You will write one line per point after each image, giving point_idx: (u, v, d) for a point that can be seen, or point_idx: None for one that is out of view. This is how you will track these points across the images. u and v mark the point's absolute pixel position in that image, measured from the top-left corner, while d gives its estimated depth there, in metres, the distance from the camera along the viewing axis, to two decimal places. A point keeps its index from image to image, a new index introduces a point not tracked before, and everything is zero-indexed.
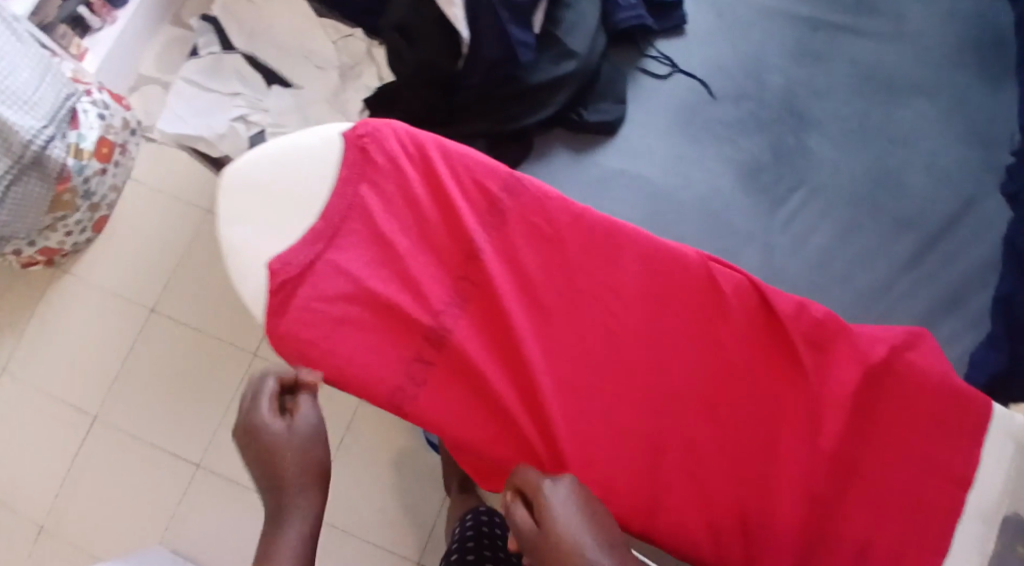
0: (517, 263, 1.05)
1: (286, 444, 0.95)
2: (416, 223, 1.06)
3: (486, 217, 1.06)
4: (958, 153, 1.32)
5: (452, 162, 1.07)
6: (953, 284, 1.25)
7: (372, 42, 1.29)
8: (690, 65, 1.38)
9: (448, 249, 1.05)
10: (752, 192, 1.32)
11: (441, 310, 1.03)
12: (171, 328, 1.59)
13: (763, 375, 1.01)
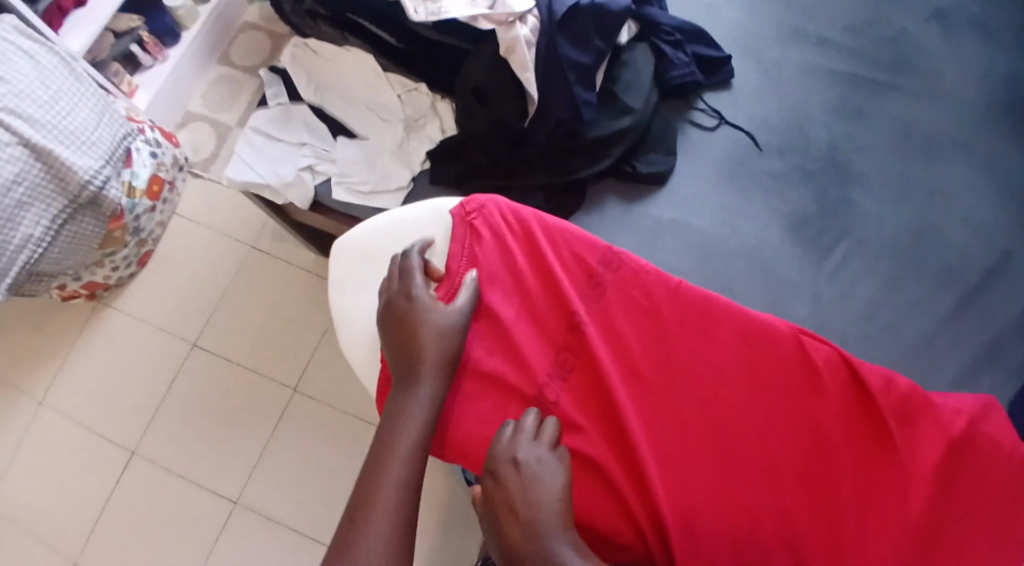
0: (617, 336, 1.08)
1: (435, 325, 1.02)
2: (525, 296, 1.09)
3: (592, 290, 1.09)
4: (995, 207, 1.38)
5: (558, 237, 1.12)
6: (992, 335, 1.31)
7: (435, 95, 1.32)
8: (736, 117, 1.44)
9: (553, 324, 1.08)
10: (800, 243, 1.37)
11: (546, 381, 1.05)
12: (212, 364, 1.58)
13: (852, 445, 1.01)
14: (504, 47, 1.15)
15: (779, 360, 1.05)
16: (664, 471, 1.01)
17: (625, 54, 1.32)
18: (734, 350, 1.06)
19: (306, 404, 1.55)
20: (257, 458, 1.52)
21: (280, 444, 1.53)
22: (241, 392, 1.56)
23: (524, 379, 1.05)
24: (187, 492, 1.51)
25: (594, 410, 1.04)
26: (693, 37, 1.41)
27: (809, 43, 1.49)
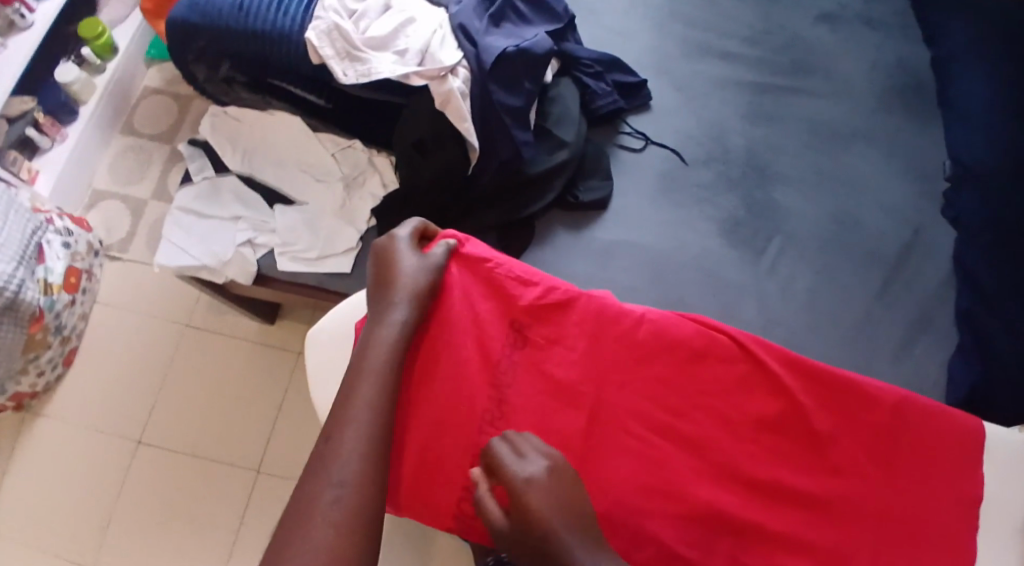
0: (533, 404, 1.04)
1: (415, 270, 1.02)
2: (430, 403, 1.03)
3: (503, 369, 1.05)
4: (902, 187, 1.51)
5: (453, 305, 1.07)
6: (922, 306, 1.41)
7: (371, 149, 1.29)
8: (661, 137, 1.48)
9: (461, 417, 1.03)
10: (737, 245, 1.43)
11: (465, 490, 1.02)
12: (163, 459, 1.49)
13: (784, 462, 1.02)
14: (440, 100, 1.14)
15: (706, 398, 1.04)
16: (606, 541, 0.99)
17: (552, 90, 1.35)
18: (661, 396, 1.04)
19: (271, 483, 1.49)
20: (229, 544, 1.45)
21: (251, 528, 1.46)
22: (201, 482, 1.48)
23: (441, 485, 1.02)
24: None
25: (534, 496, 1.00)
26: (611, 65, 1.43)
27: (714, 58, 1.56)
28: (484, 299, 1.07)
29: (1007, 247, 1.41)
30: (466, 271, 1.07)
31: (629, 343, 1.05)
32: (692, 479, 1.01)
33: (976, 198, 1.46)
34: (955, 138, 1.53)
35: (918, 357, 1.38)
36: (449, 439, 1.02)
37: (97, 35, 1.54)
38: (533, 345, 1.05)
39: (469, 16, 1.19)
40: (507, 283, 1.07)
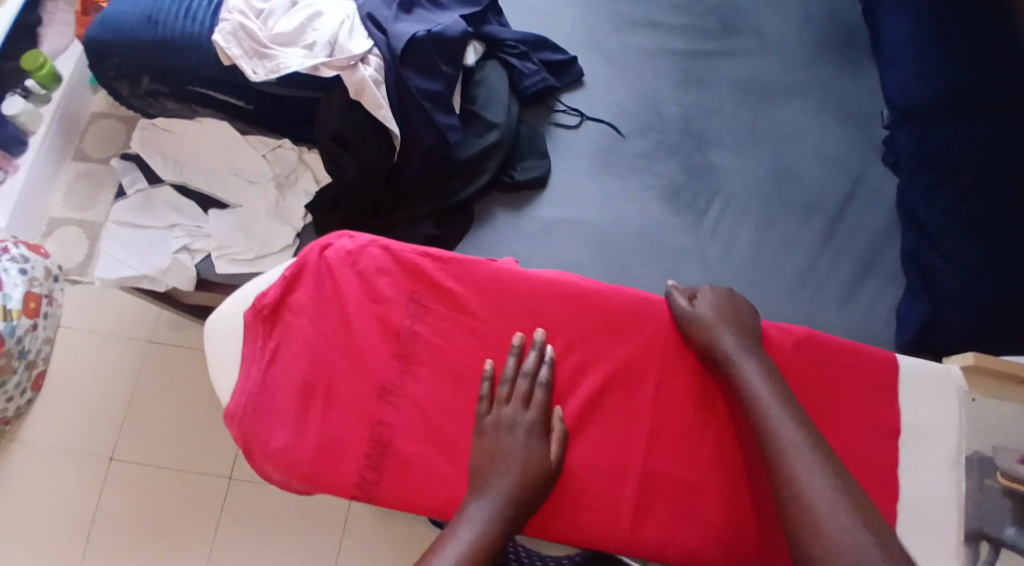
0: (442, 368, 0.99)
1: (520, 438, 0.94)
2: (330, 381, 0.97)
3: (404, 343, 0.99)
4: (840, 136, 1.54)
5: (352, 277, 1.00)
6: (863, 251, 1.46)
7: (299, 147, 1.32)
8: (596, 111, 1.48)
9: (365, 384, 0.97)
10: (678, 211, 1.43)
11: (371, 458, 0.96)
12: (136, 473, 1.51)
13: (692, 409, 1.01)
14: (353, 89, 1.15)
15: (617, 355, 1.01)
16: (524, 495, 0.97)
17: (477, 74, 1.35)
18: (573, 355, 1.01)
19: (245, 489, 1.51)
20: (209, 551, 1.47)
21: (229, 535, 1.48)
22: (176, 494, 1.50)
23: (344, 451, 0.95)
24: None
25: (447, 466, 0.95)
26: (537, 45, 1.44)
27: (644, 29, 1.56)
28: (386, 269, 1.01)
29: (945, 180, 1.43)
30: (362, 246, 1.01)
31: (530, 306, 1.01)
32: (603, 434, 1.00)
33: (911, 138, 1.49)
34: (889, 85, 1.56)
35: (863, 302, 1.42)
36: (348, 406, 0.96)
37: (39, 66, 1.56)
38: (435, 315, 1.00)
39: (378, 6, 1.21)
40: (405, 255, 1.01)
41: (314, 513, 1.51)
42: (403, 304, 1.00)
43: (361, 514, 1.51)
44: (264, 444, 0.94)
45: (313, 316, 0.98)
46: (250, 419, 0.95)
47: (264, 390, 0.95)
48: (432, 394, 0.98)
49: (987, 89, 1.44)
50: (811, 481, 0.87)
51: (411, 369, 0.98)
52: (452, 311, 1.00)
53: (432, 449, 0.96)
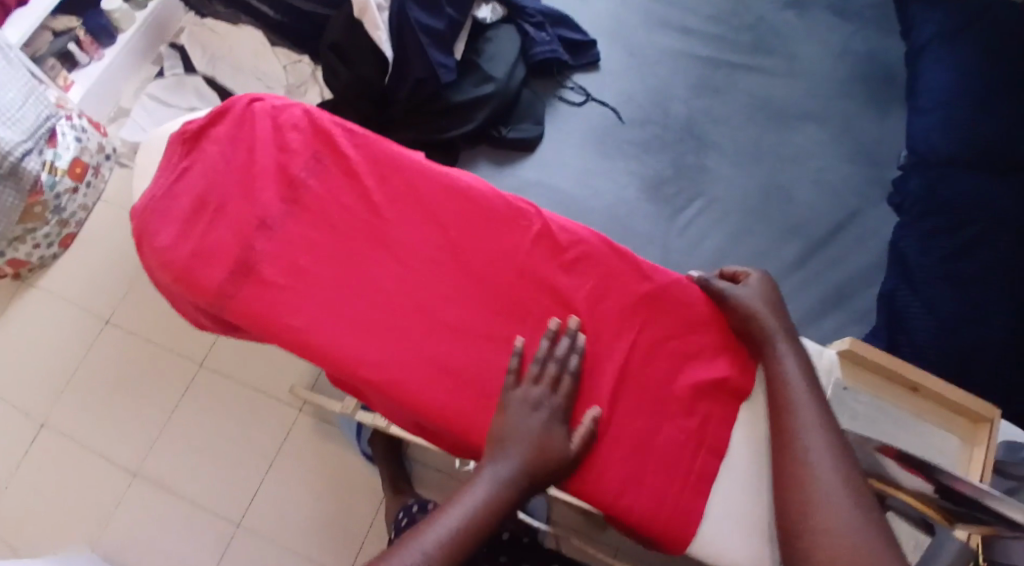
0: (349, 222, 0.89)
1: (540, 430, 0.81)
2: (221, 201, 0.89)
3: (295, 190, 0.90)
4: (846, 170, 1.46)
5: (279, 122, 0.93)
6: (839, 282, 1.37)
7: (315, 66, 1.44)
8: (602, 95, 1.54)
9: (271, 216, 0.88)
10: (654, 202, 1.45)
11: (257, 285, 0.86)
12: (124, 344, 1.49)
13: (613, 341, 0.87)
14: (357, 8, 1.27)
15: (512, 266, 0.89)
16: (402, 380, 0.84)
17: (490, 32, 1.44)
18: (465, 253, 0.89)
19: (209, 378, 1.47)
20: (158, 429, 1.44)
21: (184, 420, 1.45)
22: (151, 367, 1.48)
23: (229, 274, 0.86)
24: (88, 460, 1.43)
25: (305, 319, 0.85)
26: (557, 22, 1.53)
27: (673, 33, 1.58)
28: (312, 123, 0.92)
29: (949, 230, 1.27)
30: (287, 103, 0.94)
31: (453, 190, 0.91)
32: (505, 343, 0.86)
33: (921, 182, 1.35)
34: (914, 130, 1.42)
35: (823, 331, 1.33)
36: (241, 231, 0.88)
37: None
38: (333, 176, 0.91)
39: None
40: (321, 117, 0.93)
41: (263, 416, 1.45)
42: (305, 157, 0.91)
43: (304, 434, 1.44)
44: (158, 246, 0.88)
45: (230, 145, 0.91)
46: (149, 221, 0.89)
47: (162, 192, 0.89)
48: (329, 247, 0.88)
49: (1011, 151, 1.30)
50: (824, 470, 0.76)
51: (291, 216, 0.89)
52: (351, 177, 0.91)
53: (312, 299, 0.86)
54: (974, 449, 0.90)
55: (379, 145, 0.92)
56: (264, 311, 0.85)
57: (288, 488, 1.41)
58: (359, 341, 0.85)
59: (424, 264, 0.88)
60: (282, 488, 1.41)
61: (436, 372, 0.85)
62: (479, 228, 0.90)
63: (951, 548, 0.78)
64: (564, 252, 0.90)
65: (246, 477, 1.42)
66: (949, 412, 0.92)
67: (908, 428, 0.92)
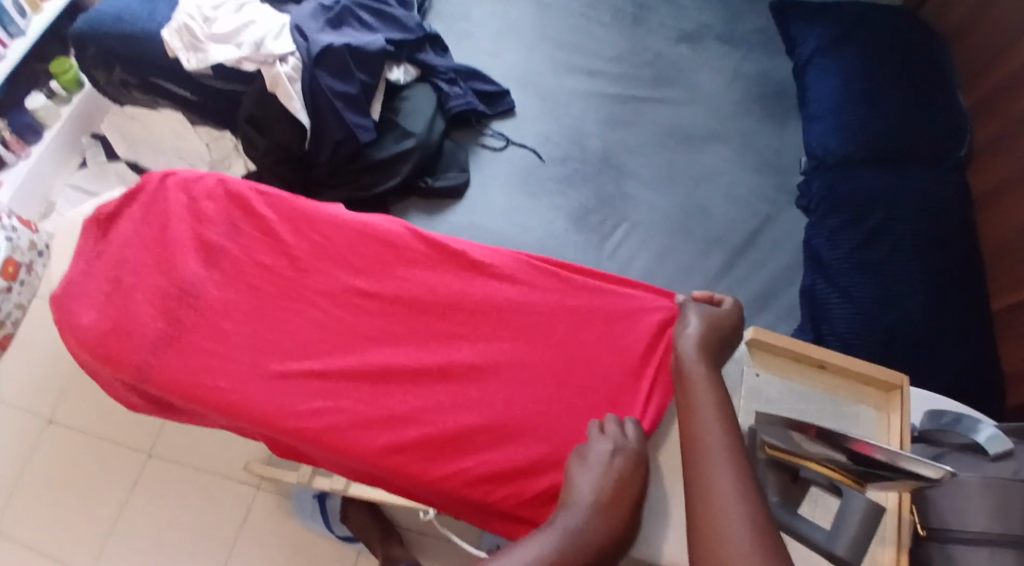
0: (267, 279, 0.94)
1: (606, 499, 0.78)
2: (137, 278, 0.93)
3: (212, 256, 0.94)
4: (754, 182, 1.54)
5: (189, 198, 0.97)
6: (762, 284, 1.43)
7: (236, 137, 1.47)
8: (521, 138, 1.58)
9: (194, 287, 0.92)
10: (582, 232, 1.48)
11: (186, 353, 0.89)
12: (72, 439, 1.48)
13: (544, 360, 0.90)
14: (269, 82, 1.30)
15: (433, 303, 0.93)
16: (335, 428, 0.86)
17: (405, 91, 1.48)
18: (384, 295, 0.93)
19: (161, 467, 1.47)
20: (114, 523, 1.42)
21: (139, 505, 1.44)
22: (101, 462, 1.46)
23: (154, 347, 0.89)
24: (46, 563, 1.40)
25: (230, 380, 0.87)
26: (469, 76, 1.57)
27: (580, 75, 1.65)
28: (219, 194, 0.97)
29: (851, 222, 1.35)
30: (199, 175, 0.98)
31: (361, 238, 0.95)
32: (440, 379, 0.89)
33: (822, 184, 1.40)
34: (811, 137, 1.48)
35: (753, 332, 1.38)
36: (166, 302, 0.91)
37: (65, 71, 1.52)
38: (249, 238, 0.95)
39: (305, 18, 1.33)
40: (234, 185, 0.97)
41: (219, 491, 1.45)
42: (219, 224, 0.95)
43: (265, 510, 1.44)
44: (82, 326, 0.90)
45: (143, 224, 0.96)
46: (73, 305, 0.91)
47: (83, 275, 0.92)
48: (251, 308, 0.91)
49: (897, 143, 1.40)
50: (721, 470, 0.77)
51: (208, 283, 0.92)
52: (264, 236, 0.95)
53: (238, 360, 0.89)
54: (888, 414, 0.97)
55: (286, 203, 0.97)
56: (192, 372, 0.87)
57: (252, 562, 1.40)
58: (287, 396, 0.87)
59: (345, 309, 0.92)
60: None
61: (364, 411, 0.87)
62: (391, 269, 0.94)
63: (857, 508, 0.82)
64: (480, 280, 0.95)
65: (209, 561, 1.40)
66: (861, 385, 0.99)
67: (827, 407, 0.98)
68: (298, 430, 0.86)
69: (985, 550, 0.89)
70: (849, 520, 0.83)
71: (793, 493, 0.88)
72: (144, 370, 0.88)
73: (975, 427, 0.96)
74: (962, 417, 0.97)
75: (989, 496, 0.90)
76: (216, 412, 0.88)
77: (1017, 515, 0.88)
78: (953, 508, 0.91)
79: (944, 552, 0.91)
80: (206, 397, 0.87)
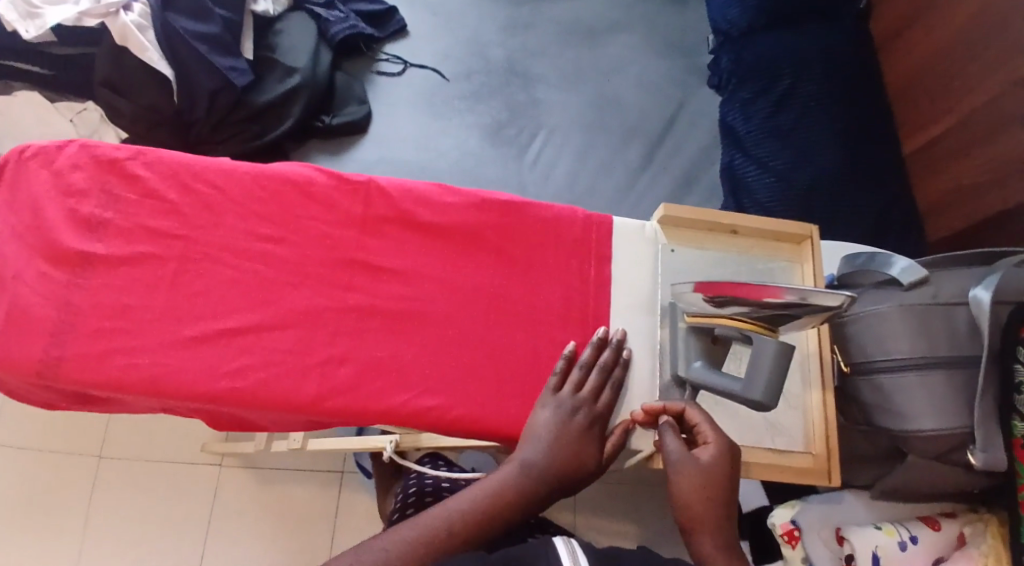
0: (161, 244, 0.82)
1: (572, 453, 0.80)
2: (18, 266, 0.81)
3: (94, 230, 0.82)
4: (662, 66, 1.49)
5: (53, 168, 0.84)
6: (684, 168, 1.39)
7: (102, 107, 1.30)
8: (419, 59, 1.46)
9: (72, 267, 0.81)
10: (499, 145, 1.39)
11: (79, 343, 0.78)
12: (9, 459, 1.38)
13: (470, 282, 0.85)
14: (117, 35, 1.18)
15: (351, 239, 0.85)
16: (261, 392, 0.79)
17: (278, 25, 1.38)
18: (295, 238, 0.84)
19: (114, 468, 1.40)
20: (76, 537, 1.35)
21: (97, 511, 1.37)
22: (46, 478, 1.38)
23: (37, 341, 0.78)
24: None
25: (148, 356, 0.78)
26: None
27: None
28: (90, 161, 0.84)
29: (764, 91, 1.30)
30: (59, 144, 0.85)
31: (255, 187, 0.85)
32: (363, 321, 0.82)
33: (731, 56, 1.35)
34: (713, 12, 1.41)
35: None
36: (43, 289, 0.80)
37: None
38: (131, 203, 0.84)
39: None
40: (103, 147, 0.85)
41: (183, 478, 1.40)
42: (96, 194, 0.83)
43: (233, 485, 1.40)
44: None
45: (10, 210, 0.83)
46: None
47: None
48: (144, 279, 0.81)
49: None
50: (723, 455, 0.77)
51: (101, 257, 0.81)
52: (151, 198, 0.84)
53: (141, 340, 0.79)
54: (802, 264, 0.92)
55: (167, 159, 0.85)
56: (89, 363, 0.78)
57: (230, 541, 1.36)
58: (198, 366, 0.79)
59: (257, 260, 0.83)
60: (225, 545, 1.36)
61: (302, 366, 0.80)
62: (293, 213, 0.85)
63: (768, 350, 0.75)
64: (399, 208, 0.86)
65: (182, 553, 1.35)
66: (773, 241, 0.92)
67: (745, 270, 0.91)
68: (220, 400, 0.78)
69: (912, 374, 0.85)
70: (761, 361, 0.76)
71: (716, 355, 0.82)
72: (31, 369, 0.78)
73: (888, 261, 0.89)
74: (876, 255, 0.90)
75: (909, 322, 0.86)
76: (125, 399, 0.79)
77: (940, 338, 0.86)
78: (873, 340, 0.88)
79: (873, 384, 0.88)
80: (110, 386, 0.78)
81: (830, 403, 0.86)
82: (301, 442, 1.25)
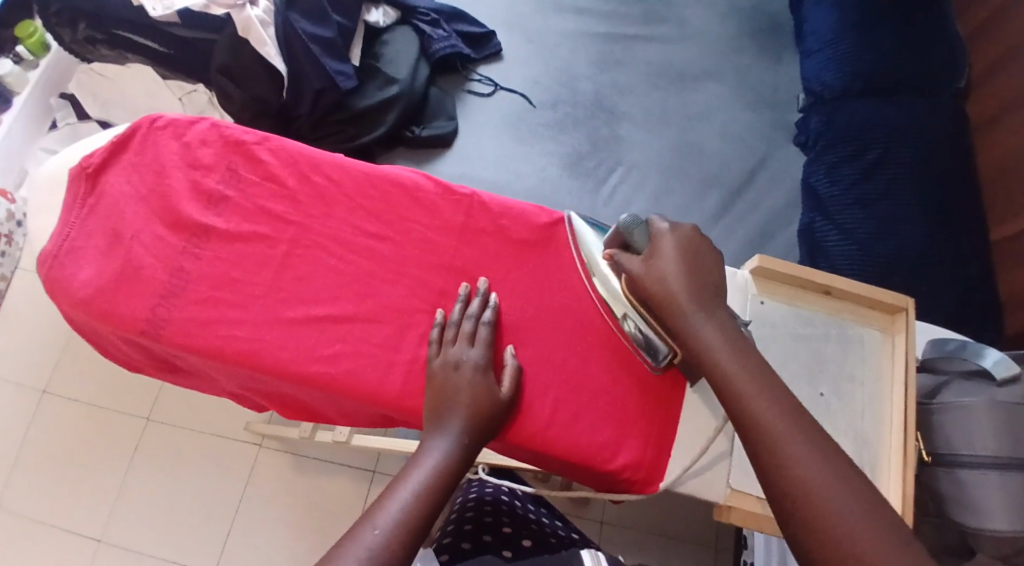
0: (272, 226, 0.86)
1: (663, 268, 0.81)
2: (138, 226, 0.86)
3: (212, 204, 0.87)
4: (748, 119, 1.49)
5: (184, 142, 0.89)
6: (760, 223, 1.39)
7: (211, 91, 1.38)
8: (510, 83, 1.49)
9: (188, 237, 0.85)
10: (576, 177, 1.40)
11: (184, 308, 0.83)
12: (66, 411, 1.42)
13: (560, 304, 0.87)
14: (240, 26, 1.22)
15: (449, 247, 0.88)
16: (346, 379, 0.82)
17: (385, 35, 1.42)
18: (397, 239, 0.87)
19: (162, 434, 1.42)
20: (118, 495, 1.38)
21: (139, 476, 1.39)
22: (94, 436, 1.41)
23: (149, 299, 0.83)
24: (47, 533, 1.36)
25: (247, 329, 0.82)
26: (452, 18, 1.49)
27: (567, 14, 1.56)
28: (219, 140, 0.89)
29: (851, 158, 1.32)
30: (191, 119, 0.90)
31: (364, 187, 0.89)
32: None
33: (820, 118, 1.37)
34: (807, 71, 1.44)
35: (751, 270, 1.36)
36: (159, 253, 0.85)
37: (30, 34, 1.40)
38: (251, 183, 0.88)
39: None
40: (231, 127, 0.89)
41: (223, 457, 1.41)
42: (220, 170, 0.88)
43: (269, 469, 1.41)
44: (75, 285, 0.84)
45: (140, 174, 0.88)
46: (66, 261, 0.85)
47: (78, 232, 0.86)
48: (253, 256, 0.85)
49: (888, 73, 1.37)
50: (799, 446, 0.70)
51: (217, 230, 0.86)
52: (270, 182, 0.88)
53: (243, 314, 0.83)
54: (893, 337, 0.91)
55: (287, 148, 0.89)
56: (191, 327, 0.82)
57: (262, 524, 1.37)
58: (291, 346, 0.82)
59: (360, 255, 0.86)
60: (256, 529, 1.37)
61: (390, 362, 0.83)
62: (395, 214, 0.88)
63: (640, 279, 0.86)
64: (499, 224, 0.89)
65: (212, 530, 1.37)
66: (863, 308, 0.93)
67: (829, 330, 0.92)
68: (307, 381, 0.81)
69: (994, 474, 0.85)
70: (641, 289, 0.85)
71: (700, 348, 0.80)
72: (138, 325, 0.82)
73: (981, 351, 0.91)
74: (967, 343, 0.92)
75: (999, 419, 0.85)
76: (218, 365, 0.83)
77: None
78: (959, 431, 0.88)
79: (953, 476, 0.88)
80: (208, 352, 0.82)
81: (908, 476, 0.84)
82: (346, 436, 1.25)
